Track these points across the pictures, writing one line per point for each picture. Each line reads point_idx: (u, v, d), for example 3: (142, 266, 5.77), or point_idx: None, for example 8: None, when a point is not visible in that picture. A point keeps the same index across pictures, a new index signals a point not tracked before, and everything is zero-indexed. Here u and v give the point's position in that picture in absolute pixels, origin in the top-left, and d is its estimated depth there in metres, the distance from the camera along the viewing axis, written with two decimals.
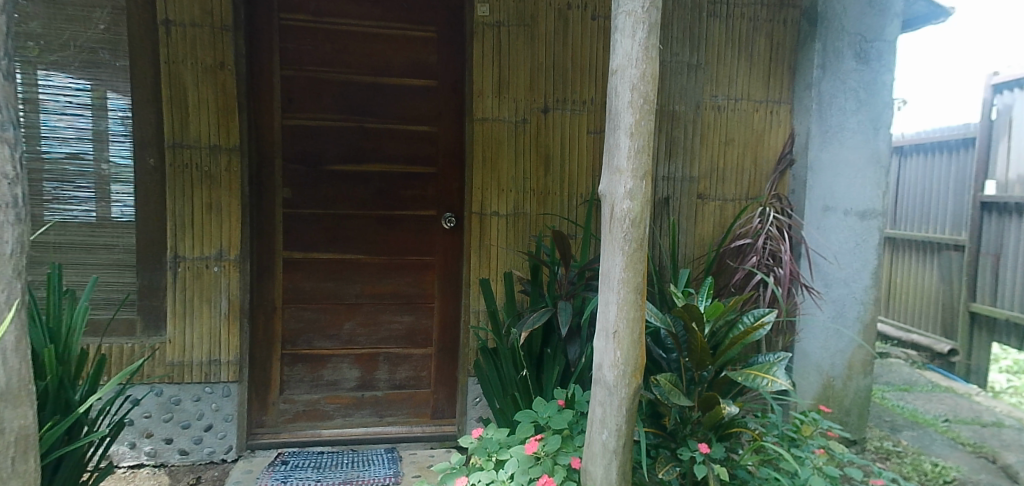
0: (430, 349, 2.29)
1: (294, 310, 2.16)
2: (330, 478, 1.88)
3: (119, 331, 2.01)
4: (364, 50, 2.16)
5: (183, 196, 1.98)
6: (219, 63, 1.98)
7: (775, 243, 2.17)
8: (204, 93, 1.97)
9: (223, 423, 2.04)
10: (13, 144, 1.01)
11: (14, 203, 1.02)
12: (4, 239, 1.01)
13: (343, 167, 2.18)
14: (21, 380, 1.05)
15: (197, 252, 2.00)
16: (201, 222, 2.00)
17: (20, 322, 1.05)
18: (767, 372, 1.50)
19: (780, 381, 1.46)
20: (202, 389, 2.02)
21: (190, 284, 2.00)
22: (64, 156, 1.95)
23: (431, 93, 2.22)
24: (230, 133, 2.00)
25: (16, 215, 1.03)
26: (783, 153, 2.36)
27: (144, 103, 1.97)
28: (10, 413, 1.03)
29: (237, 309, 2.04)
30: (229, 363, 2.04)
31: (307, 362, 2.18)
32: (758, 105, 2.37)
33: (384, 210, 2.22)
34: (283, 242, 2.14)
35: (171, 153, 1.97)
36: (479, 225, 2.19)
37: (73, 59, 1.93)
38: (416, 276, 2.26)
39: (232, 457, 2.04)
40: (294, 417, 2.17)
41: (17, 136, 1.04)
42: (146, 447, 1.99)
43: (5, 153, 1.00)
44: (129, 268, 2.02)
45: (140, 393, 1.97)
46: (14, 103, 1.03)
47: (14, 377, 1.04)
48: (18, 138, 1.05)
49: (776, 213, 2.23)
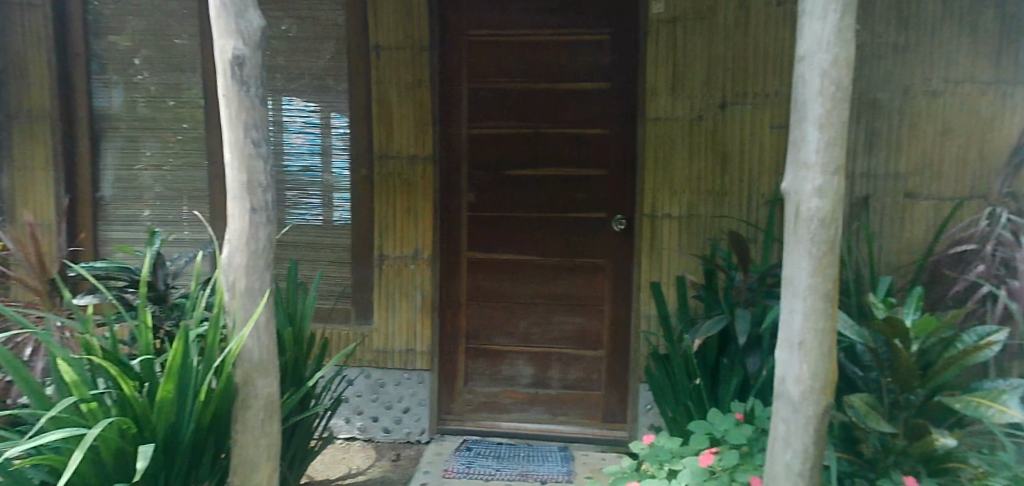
0: (600, 352, 2.30)
1: (476, 306, 2.35)
2: (508, 468, 2.00)
3: (339, 318, 2.37)
4: (541, 59, 2.27)
5: (387, 200, 2.27)
6: (418, 80, 2.22)
7: (1009, 250, 1.72)
8: (405, 109, 2.24)
9: (418, 407, 2.28)
10: (265, 158, 1.35)
11: (267, 205, 1.37)
12: (261, 234, 1.36)
13: (519, 172, 2.31)
14: (268, 358, 1.43)
15: (398, 251, 2.27)
16: (402, 224, 2.27)
17: (268, 311, 1.42)
18: (995, 400, 1.22)
19: (1015, 413, 1.17)
20: (401, 375, 2.30)
21: (393, 279, 2.28)
22: (300, 170, 2.38)
23: (604, 96, 2.24)
24: (426, 143, 2.24)
25: (268, 214, 1.37)
26: (1022, 140, 1.91)
27: (360, 121, 2.31)
28: (261, 383, 1.41)
29: (429, 304, 2.27)
30: (423, 352, 2.28)
31: (487, 357, 2.35)
32: (985, 87, 1.96)
33: (556, 213, 2.30)
34: (467, 242, 2.34)
35: (380, 162, 2.27)
36: (651, 227, 2.14)
37: (308, 88, 2.34)
38: (586, 278, 2.30)
39: (425, 439, 2.28)
40: (476, 408, 2.34)
41: (268, 151, 1.38)
42: (358, 423, 2.31)
43: (259, 165, 1.34)
44: (346, 264, 2.38)
45: (354, 374, 2.31)
46: (265, 125, 1.37)
47: (264, 355, 1.42)
48: (269, 151, 1.39)
49: (1010, 214, 1.78)
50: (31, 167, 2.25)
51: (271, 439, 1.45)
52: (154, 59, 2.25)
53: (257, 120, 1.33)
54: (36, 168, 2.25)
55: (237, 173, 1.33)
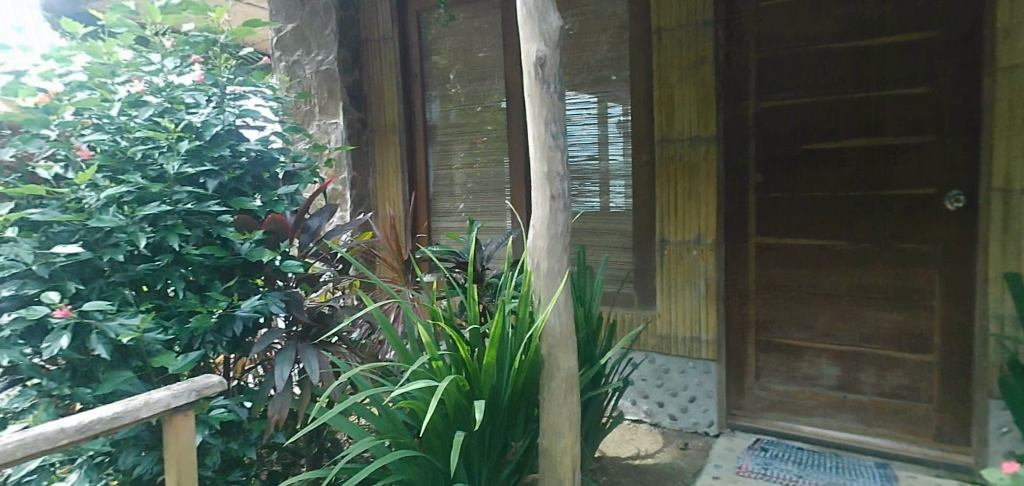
0: (931, 357, 1.89)
1: (766, 297, 2.16)
2: (814, 477, 1.79)
3: (622, 302, 2.41)
4: (844, 13, 1.97)
5: (669, 184, 2.23)
6: (700, 59, 2.14)
7: None
8: (687, 90, 2.18)
9: (705, 398, 2.17)
10: (563, 149, 1.55)
11: (564, 191, 1.56)
12: (559, 217, 1.56)
13: (815, 146, 2.04)
14: (564, 335, 1.59)
15: (680, 237, 2.21)
16: (683, 208, 2.20)
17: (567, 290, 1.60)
18: None
19: None
20: (686, 363, 2.21)
21: (675, 264, 2.22)
22: (582, 160, 2.52)
23: (932, 46, 1.83)
24: (709, 123, 2.14)
25: (565, 199, 1.56)
26: None
27: (639, 107, 2.34)
28: (562, 355, 1.58)
29: (714, 293, 2.14)
30: (709, 342, 2.16)
31: (781, 353, 2.14)
32: None
33: (866, 191, 1.97)
34: (755, 226, 2.17)
35: (661, 146, 2.25)
36: (1006, 203, 1.67)
37: (586, 81, 2.48)
38: (909, 269, 1.91)
39: (714, 432, 2.16)
40: (770, 406, 2.16)
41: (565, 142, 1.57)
42: (644, 406, 2.32)
43: (558, 156, 1.55)
44: (627, 250, 2.40)
45: (640, 358, 2.31)
46: (564, 119, 1.56)
47: (563, 331, 1.58)
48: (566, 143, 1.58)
49: None
50: (386, 171, 2.82)
51: (570, 410, 1.60)
52: (466, 72, 2.64)
53: (558, 115, 1.53)
54: (388, 172, 2.82)
55: (542, 165, 1.54)
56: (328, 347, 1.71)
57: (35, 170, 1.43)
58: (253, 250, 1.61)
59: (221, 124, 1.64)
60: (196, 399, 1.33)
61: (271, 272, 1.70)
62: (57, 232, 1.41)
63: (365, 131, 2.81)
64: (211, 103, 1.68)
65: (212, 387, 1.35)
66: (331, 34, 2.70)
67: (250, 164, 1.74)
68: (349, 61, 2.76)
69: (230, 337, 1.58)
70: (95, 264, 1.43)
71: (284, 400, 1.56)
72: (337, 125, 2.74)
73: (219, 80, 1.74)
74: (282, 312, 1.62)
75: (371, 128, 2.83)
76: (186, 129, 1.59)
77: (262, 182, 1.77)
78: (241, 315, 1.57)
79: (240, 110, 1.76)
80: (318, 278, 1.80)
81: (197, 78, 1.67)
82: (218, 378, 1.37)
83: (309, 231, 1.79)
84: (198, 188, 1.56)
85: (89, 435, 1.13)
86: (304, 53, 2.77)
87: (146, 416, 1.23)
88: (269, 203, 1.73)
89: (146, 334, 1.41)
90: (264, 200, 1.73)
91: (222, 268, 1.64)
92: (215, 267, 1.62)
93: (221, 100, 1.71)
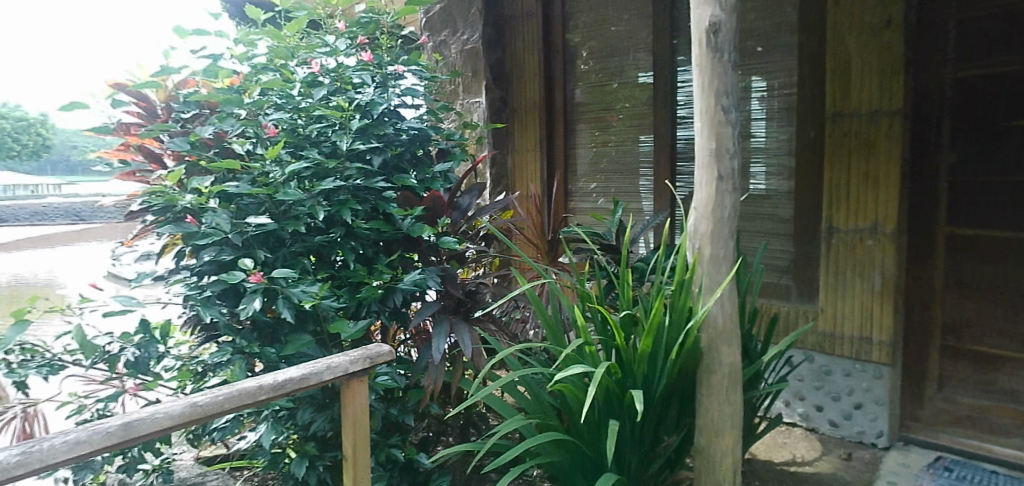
0: None
1: (956, 298, 1.95)
2: None
3: (778, 294, 2.21)
4: None
5: (841, 165, 1.99)
6: (887, 21, 1.86)
7: None
8: (867, 58, 1.91)
9: (875, 405, 1.94)
10: (732, 125, 1.37)
11: (733, 172, 1.39)
12: (727, 201, 1.40)
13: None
14: (727, 328, 1.44)
15: (852, 224, 1.97)
16: (857, 192, 1.95)
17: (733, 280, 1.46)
18: None
19: None
20: (853, 365, 1.99)
21: (844, 255, 1.99)
22: None
23: None
24: (895, 95, 1.86)
25: (735, 182, 1.40)
26: None
27: (808, 80, 2.11)
28: (724, 351, 1.44)
29: (892, 288, 1.89)
30: (882, 343, 1.92)
31: (972, 361, 1.92)
32: None
33: None
34: (947, 219, 1.89)
35: (832, 123, 2.01)
36: None
37: None
38: None
39: (883, 444, 1.93)
40: (956, 421, 1.88)
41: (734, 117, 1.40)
42: (799, 408, 2.14)
43: (728, 132, 1.37)
44: (787, 237, 2.20)
45: (797, 356, 2.11)
46: (735, 90, 1.38)
47: (726, 324, 1.44)
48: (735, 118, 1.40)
49: None
50: (524, 150, 2.75)
51: (733, 409, 1.46)
52: (599, 49, 2.53)
53: (729, 86, 1.35)
54: (526, 150, 2.74)
55: (709, 139, 1.38)
56: (479, 324, 1.72)
57: (230, 145, 1.53)
58: (415, 225, 1.64)
59: (385, 103, 1.67)
60: (369, 366, 1.39)
61: (427, 248, 1.73)
62: (248, 203, 1.53)
63: (504, 110, 2.78)
64: (377, 83, 1.73)
65: (383, 357, 1.40)
66: (477, 11, 2.72)
67: (410, 142, 1.77)
68: (492, 40, 2.74)
69: (392, 307, 1.64)
70: (280, 233, 1.53)
71: (438, 372, 1.59)
72: (480, 104, 2.76)
73: (381, 60, 1.77)
74: (439, 288, 1.64)
75: (511, 107, 2.78)
76: (356, 108, 1.64)
77: (418, 160, 1.81)
78: (402, 287, 1.61)
79: (401, 90, 1.78)
80: (467, 254, 1.79)
81: (366, 58, 1.69)
82: (388, 348, 1.42)
83: (460, 208, 1.78)
84: (366, 165, 1.61)
85: (282, 392, 1.24)
86: (451, 33, 2.82)
87: (330, 379, 1.31)
88: (426, 181, 1.77)
89: (323, 301, 1.49)
90: (423, 178, 1.78)
91: (387, 242, 1.70)
92: (380, 241, 1.68)
93: (385, 79, 1.74)
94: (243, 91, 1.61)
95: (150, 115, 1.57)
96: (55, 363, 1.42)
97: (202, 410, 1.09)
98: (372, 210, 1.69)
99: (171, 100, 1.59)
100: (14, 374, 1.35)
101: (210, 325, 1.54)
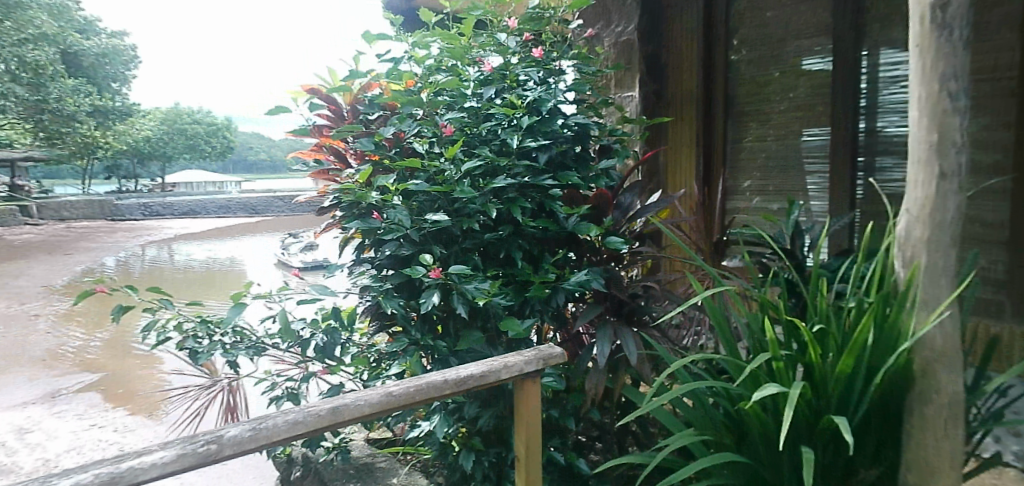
0: None
1: None
2: None
3: (984, 311, 1.90)
4: None
5: None
6: None
7: None
8: None
9: None
10: (964, 113, 0.87)
11: (959, 172, 0.89)
12: (946, 209, 0.90)
13: None
14: (945, 344, 0.93)
15: None
16: None
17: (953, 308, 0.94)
18: None
19: None
20: None
21: None
22: None
23: None
24: None
25: (960, 185, 0.89)
26: None
27: None
28: (945, 376, 0.93)
29: None
30: None
31: None
32: None
33: None
34: None
35: None
36: None
37: None
38: None
39: None
40: None
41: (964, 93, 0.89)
42: (1014, 445, 1.79)
43: (954, 124, 0.88)
44: (1000, 245, 1.85)
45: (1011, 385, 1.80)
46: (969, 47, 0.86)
47: (945, 342, 0.93)
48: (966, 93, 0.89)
49: None
50: (677, 145, 2.52)
51: (955, 450, 0.95)
52: (754, 36, 2.33)
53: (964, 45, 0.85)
54: (682, 147, 2.50)
55: (927, 131, 0.90)
56: (644, 329, 1.60)
57: (411, 145, 1.65)
58: (580, 224, 1.60)
59: (553, 99, 1.65)
60: (542, 368, 1.33)
61: (588, 248, 1.68)
62: (423, 200, 1.60)
63: (658, 104, 2.56)
64: (543, 80, 1.71)
65: (555, 358, 1.33)
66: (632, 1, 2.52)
67: (573, 139, 1.73)
68: (648, 30, 2.52)
69: (555, 307, 1.61)
70: (452, 230, 1.58)
71: (601, 377, 1.52)
72: (633, 97, 2.57)
73: (548, 56, 1.75)
74: (603, 290, 1.57)
75: (666, 100, 2.55)
76: (525, 106, 1.64)
77: (580, 157, 1.77)
78: (566, 287, 1.56)
79: (567, 85, 1.74)
80: (628, 256, 1.69)
81: (537, 55, 1.69)
82: (560, 350, 1.34)
83: (622, 208, 1.69)
84: (535, 163, 1.61)
85: (464, 389, 1.21)
86: (605, 25, 2.64)
87: (506, 378, 1.27)
88: (589, 179, 1.73)
89: (494, 298, 1.50)
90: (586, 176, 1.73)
91: (550, 241, 1.69)
92: (544, 239, 1.67)
93: (551, 76, 1.72)
94: (420, 91, 1.69)
95: (339, 117, 1.79)
96: (259, 345, 1.58)
97: (397, 400, 1.11)
98: (537, 208, 1.69)
99: (357, 103, 1.78)
100: (228, 355, 1.50)
101: (386, 316, 1.61)
